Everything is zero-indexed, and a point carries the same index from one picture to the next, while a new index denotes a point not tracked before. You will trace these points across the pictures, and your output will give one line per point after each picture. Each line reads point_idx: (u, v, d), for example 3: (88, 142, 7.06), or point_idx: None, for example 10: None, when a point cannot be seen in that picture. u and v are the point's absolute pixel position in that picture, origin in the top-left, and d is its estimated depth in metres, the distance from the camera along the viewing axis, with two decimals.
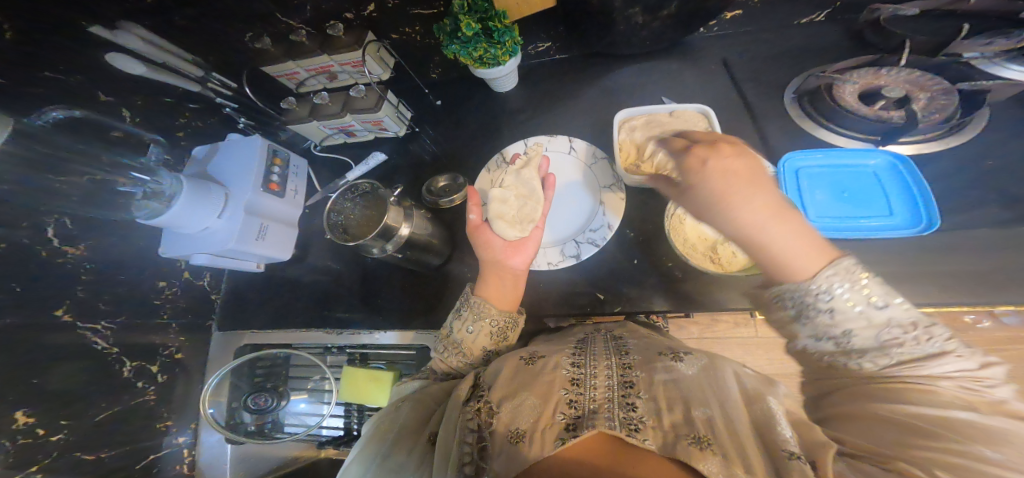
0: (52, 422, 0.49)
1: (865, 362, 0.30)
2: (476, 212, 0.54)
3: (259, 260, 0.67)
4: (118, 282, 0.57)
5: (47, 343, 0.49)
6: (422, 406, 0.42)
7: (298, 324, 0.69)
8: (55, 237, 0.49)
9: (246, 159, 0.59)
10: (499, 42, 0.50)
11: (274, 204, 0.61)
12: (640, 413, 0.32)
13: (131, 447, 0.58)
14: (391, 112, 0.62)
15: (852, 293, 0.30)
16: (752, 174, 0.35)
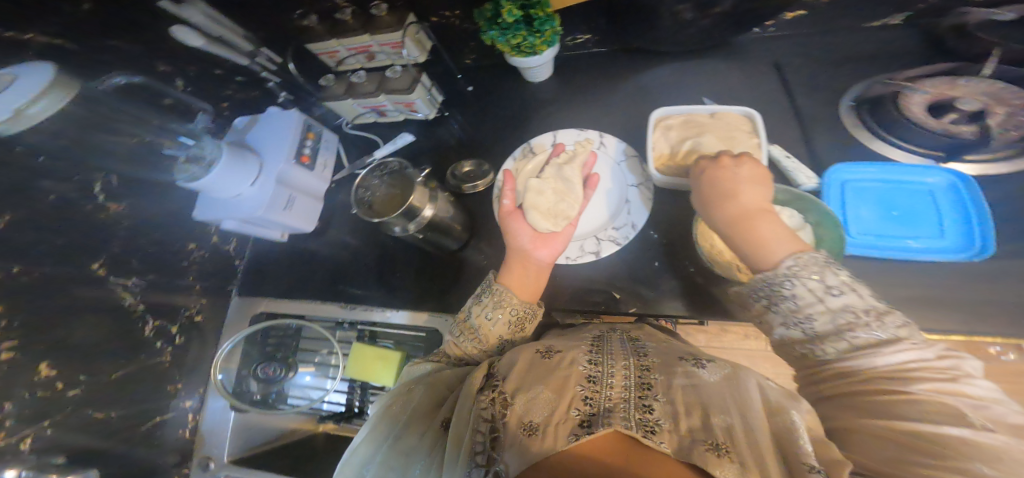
0: (71, 375, 0.51)
1: (827, 348, 0.31)
2: (509, 196, 0.53)
3: (281, 231, 0.68)
4: (150, 242, 0.59)
5: (78, 296, 0.51)
6: (436, 390, 0.44)
7: (313, 296, 0.70)
8: (101, 193, 0.51)
9: (281, 130, 0.61)
10: (539, 32, 0.49)
11: (302, 177, 0.63)
12: (658, 416, 0.32)
13: (145, 404, 0.60)
14: (424, 95, 0.63)
15: (813, 282, 0.33)
16: (744, 178, 0.42)
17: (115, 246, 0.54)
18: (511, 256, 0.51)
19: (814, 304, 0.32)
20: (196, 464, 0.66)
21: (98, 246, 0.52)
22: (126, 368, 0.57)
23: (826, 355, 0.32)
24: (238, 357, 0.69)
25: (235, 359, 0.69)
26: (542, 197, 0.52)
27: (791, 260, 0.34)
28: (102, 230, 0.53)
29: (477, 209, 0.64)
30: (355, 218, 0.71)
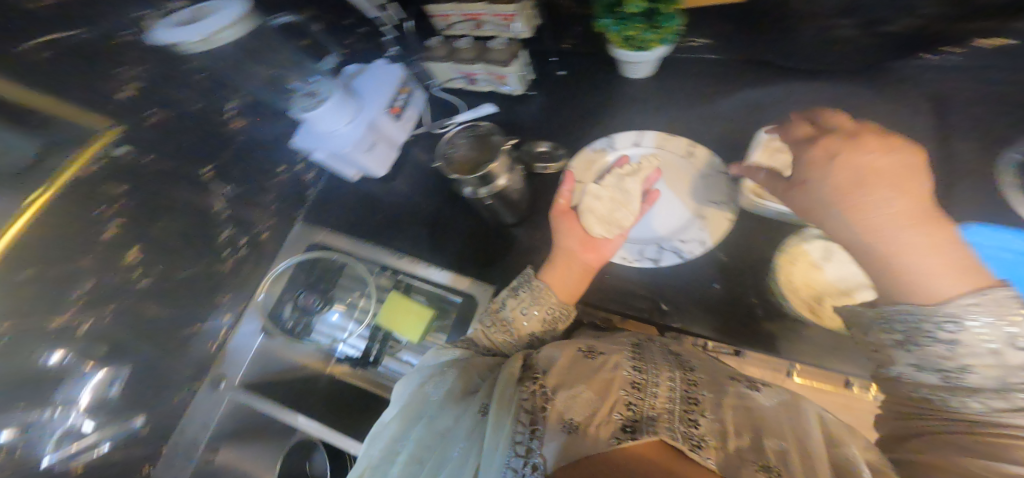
0: (151, 266, 0.56)
1: (972, 400, 0.30)
2: (565, 196, 0.55)
3: (356, 171, 0.71)
4: (242, 157, 0.65)
5: (175, 195, 0.57)
6: (467, 376, 0.44)
7: (366, 237, 0.74)
8: (232, 109, 0.60)
9: (382, 81, 0.64)
10: (659, 28, 0.48)
11: (390, 126, 0.66)
12: (704, 431, 0.31)
13: (204, 301, 0.67)
14: (518, 70, 0.64)
15: (989, 328, 0.29)
16: (895, 172, 0.37)
17: (219, 156, 0.62)
18: (557, 256, 0.53)
19: (976, 355, 0.29)
20: (210, 379, 0.70)
21: (205, 154, 0.59)
22: (197, 266, 0.63)
23: (964, 406, 0.30)
24: (286, 280, 0.74)
25: (278, 285, 0.74)
26: (599, 204, 0.53)
27: (969, 296, 0.30)
28: (214, 137, 0.60)
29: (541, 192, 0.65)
30: (422, 176, 0.74)
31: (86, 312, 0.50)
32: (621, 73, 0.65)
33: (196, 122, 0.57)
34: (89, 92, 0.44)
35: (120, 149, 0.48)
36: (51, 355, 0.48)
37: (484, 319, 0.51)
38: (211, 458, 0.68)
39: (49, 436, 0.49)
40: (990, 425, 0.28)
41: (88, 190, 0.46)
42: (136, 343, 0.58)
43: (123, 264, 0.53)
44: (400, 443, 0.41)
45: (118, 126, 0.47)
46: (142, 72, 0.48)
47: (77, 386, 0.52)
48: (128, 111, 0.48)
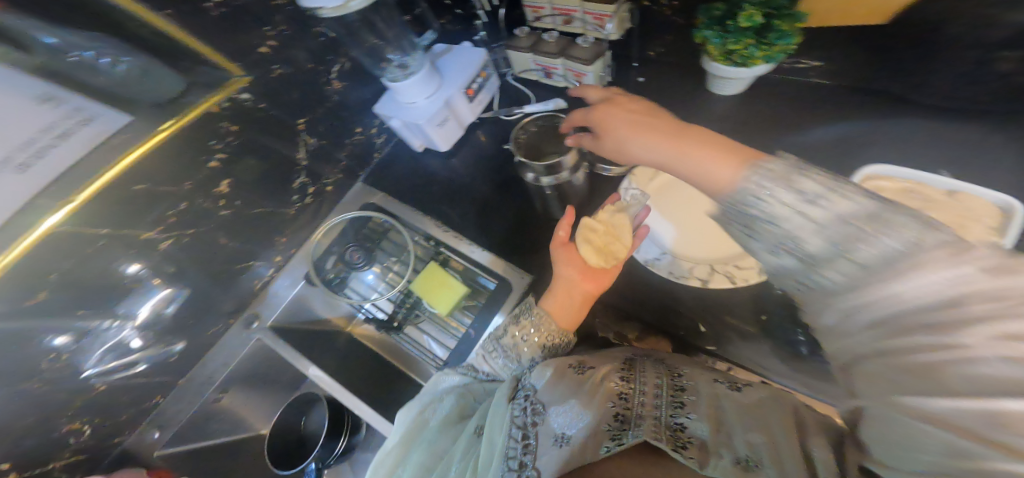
0: (233, 199, 0.63)
1: (830, 273, 0.32)
2: (563, 228, 0.59)
3: (422, 143, 0.76)
4: (332, 113, 0.72)
5: (264, 141, 0.63)
6: (464, 400, 0.57)
7: (418, 207, 0.78)
8: (336, 69, 0.69)
9: (466, 64, 0.69)
10: (766, 44, 0.49)
11: (463, 105, 0.71)
12: (691, 431, 0.39)
13: (265, 239, 0.72)
14: (599, 71, 0.65)
15: (784, 196, 0.33)
16: (647, 110, 0.53)
17: (313, 111, 0.69)
18: (557, 284, 0.56)
19: (796, 223, 0.33)
20: (243, 318, 0.75)
21: (303, 107, 0.67)
22: (268, 206, 0.69)
23: (830, 280, 0.32)
24: (335, 233, 0.77)
25: (329, 237, 0.77)
26: (592, 236, 0.56)
27: (752, 173, 0.36)
28: (313, 93, 0.67)
29: (596, 193, 0.68)
30: (481, 160, 0.78)
31: (173, 230, 0.57)
32: (711, 88, 0.66)
33: (302, 77, 0.64)
34: (234, 42, 0.53)
35: (244, 96, 0.57)
36: (129, 265, 0.55)
37: (486, 344, 0.58)
38: (218, 399, 0.74)
39: (105, 344, 0.57)
40: (884, 318, 0.29)
41: (210, 126, 0.54)
42: (195, 268, 0.64)
43: (215, 193, 0.60)
44: (405, 464, 0.53)
45: (247, 76, 0.56)
46: (282, 33, 0.58)
47: (138, 301, 0.59)
48: (260, 65, 0.57)
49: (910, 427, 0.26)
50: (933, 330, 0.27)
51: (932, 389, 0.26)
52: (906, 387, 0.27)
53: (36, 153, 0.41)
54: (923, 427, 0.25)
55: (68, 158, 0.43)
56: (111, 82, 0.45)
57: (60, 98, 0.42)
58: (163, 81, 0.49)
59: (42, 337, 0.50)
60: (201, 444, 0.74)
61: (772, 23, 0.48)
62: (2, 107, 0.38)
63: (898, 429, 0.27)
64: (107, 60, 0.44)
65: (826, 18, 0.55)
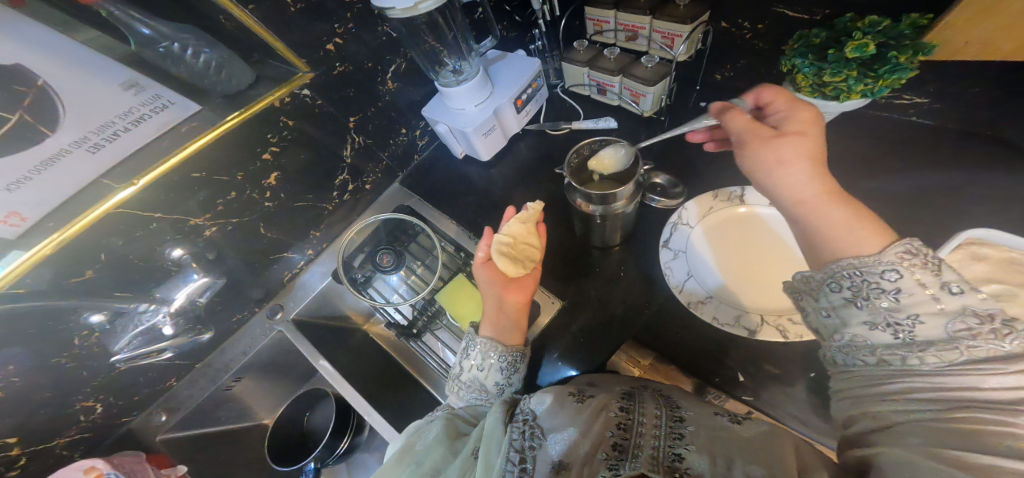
0: (277, 191, 0.65)
1: (928, 357, 0.31)
2: (479, 250, 0.61)
3: (464, 149, 0.77)
4: (387, 111, 0.73)
5: (313, 136, 0.64)
6: (452, 426, 0.51)
7: (452, 213, 0.76)
8: (393, 68, 0.69)
9: (519, 73, 0.70)
10: (867, 76, 0.48)
11: (510, 115, 0.72)
12: (689, 462, 0.35)
13: (301, 231, 0.73)
14: (659, 92, 0.64)
15: (920, 275, 0.33)
16: (809, 128, 0.43)
17: (367, 109, 0.70)
18: (490, 308, 0.57)
19: (916, 299, 0.32)
20: (269, 307, 0.75)
21: (358, 103, 0.68)
22: (308, 199, 0.70)
23: (926, 363, 0.31)
24: (368, 232, 0.77)
25: (362, 237, 0.76)
26: (505, 249, 0.59)
27: (897, 247, 0.34)
28: (369, 91, 0.68)
29: (640, 219, 0.67)
30: (522, 171, 0.77)
31: (220, 217, 0.60)
32: None
33: (360, 75, 0.66)
34: (303, 37, 0.56)
35: (303, 92, 0.59)
36: (174, 249, 0.57)
37: (451, 384, 0.56)
38: (230, 386, 0.72)
39: (136, 327, 0.54)
40: (930, 388, 0.31)
41: (268, 120, 0.57)
42: (233, 254, 0.64)
43: (264, 184, 0.62)
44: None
45: (310, 72, 0.59)
46: (350, 30, 0.60)
47: (178, 285, 0.58)
48: (323, 61, 0.60)
49: (931, 468, 0.27)
50: (992, 409, 0.27)
51: (968, 447, 0.27)
52: (942, 441, 0.28)
53: (111, 135, 0.46)
54: (943, 468, 0.26)
55: (138, 141, 0.48)
56: (193, 72, 0.50)
57: (143, 85, 0.48)
58: (236, 74, 0.54)
59: (81, 312, 0.52)
60: (205, 431, 0.72)
61: (887, 54, 0.47)
62: (90, 94, 0.44)
63: (908, 469, 0.28)
64: (194, 53, 0.49)
65: (959, 52, 0.49)
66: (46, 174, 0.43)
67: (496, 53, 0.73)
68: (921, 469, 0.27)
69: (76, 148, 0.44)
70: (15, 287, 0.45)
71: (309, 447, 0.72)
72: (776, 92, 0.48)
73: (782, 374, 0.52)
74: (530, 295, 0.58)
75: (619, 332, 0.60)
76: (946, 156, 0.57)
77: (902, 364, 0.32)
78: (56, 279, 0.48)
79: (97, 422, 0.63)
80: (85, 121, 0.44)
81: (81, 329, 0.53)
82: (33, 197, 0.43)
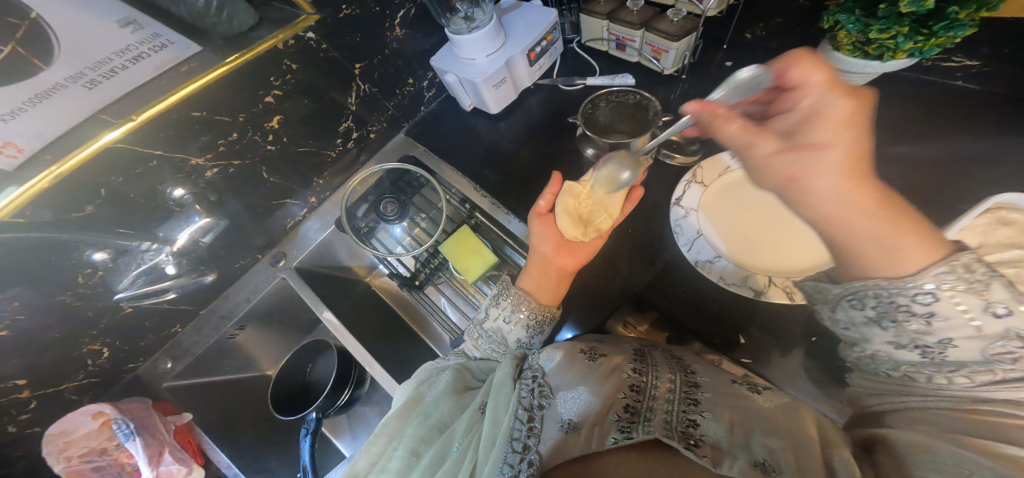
0: (280, 135, 0.63)
1: (958, 376, 0.31)
2: (545, 200, 0.61)
3: (473, 101, 0.74)
4: (396, 59, 0.70)
5: (319, 79, 0.62)
6: (460, 378, 0.53)
7: (458, 167, 0.75)
8: (402, 13, 0.65)
9: (534, 24, 0.66)
10: (918, 34, 0.47)
11: (523, 68, 0.69)
12: (703, 429, 0.36)
13: (302, 178, 0.71)
14: (682, 49, 0.62)
15: (963, 299, 0.29)
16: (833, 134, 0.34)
17: (376, 57, 0.67)
18: (535, 260, 0.58)
19: (954, 325, 0.30)
20: (271, 255, 0.75)
21: (367, 50, 0.65)
22: (311, 146, 0.68)
23: (954, 383, 0.31)
24: (372, 182, 0.76)
25: (366, 186, 0.76)
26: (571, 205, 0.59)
27: (939, 265, 0.30)
28: (376, 37, 0.65)
29: (653, 177, 0.66)
30: (531, 127, 0.75)
31: (220, 160, 0.58)
32: None
33: (366, 19, 0.62)
34: None
35: (309, 35, 0.57)
36: (175, 189, 0.55)
37: (472, 331, 0.58)
38: (233, 335, 0.73)
39: (140, 265, 0.54)
40: (961, 396, 0.31)
41: (272, 63, 0.55)
42: (234, 200, 0.64)
43: (266, 128, 0.60)
44: (401, 437, 0.50)
45: (316, 14, 0.56)
46: None
47: (179, 225, 0.57)
48: (330, 4, 0.56)
49: (952, 451, 0.28)
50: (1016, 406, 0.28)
51: (985, 434, 0.28)
52: (954, 428, 0.29)
53: (107, 72, 0.44)
54: (963, 452, 0.27)
55: (137, 79, 0.47)
56: (192, 12, 0.49)
57: (140, 23, 0.46)
58: (238, 15, 0.51)
59: (84, 249, 0.51)
60: (209, 378, 0.74)
61: (945, 10, 0.44)
62: (87, 31, 0.42)
63: (924, 451, 0.29)
64: None
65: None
66: (40, 106, 0.41)
67: (511, 1, 0.69)
68: (940, 452, 0.28)
69: (71, 83, 0.42)
70: (19, 217, 0.44)
71: (312, 398, 0.74)
72: (802, 68, 0.38)
73: (784, 336, 0.53)
74: (581, 262, 0.57)
75: (621, 291, 0.60)
76: (973, 127, 0.56)
77: (928, 382, 0.33)
78: (59, 213, 0.47)
79: (104, 366, 0.64)
80: (82, 55, 0.42)
81: (84, 266, 0.53)
82: (28, 127, 0.41)
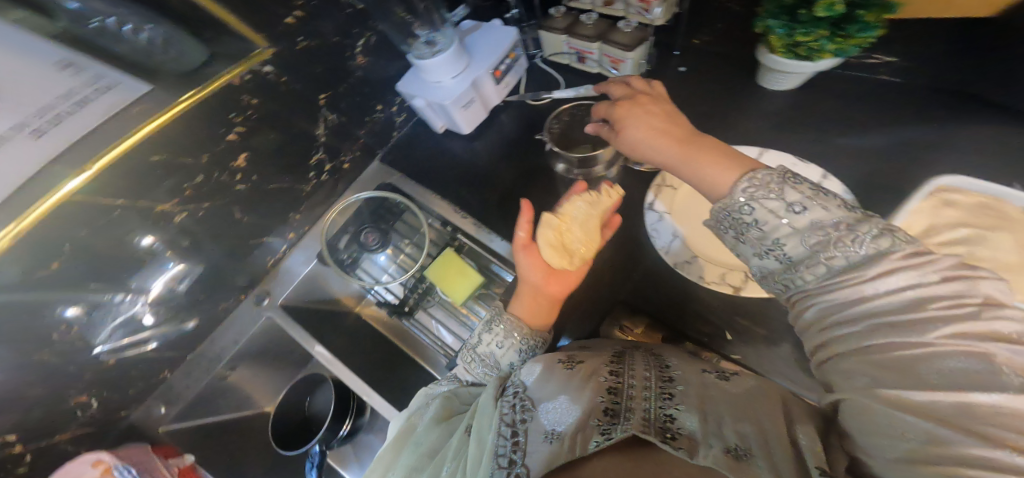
0: (250, 172, 0.63)
1: (805, 273, 0.37)
2: (523, 229, 0.59)
3: (444, 123, 0.75)
4: (361, 88, 0.71)
5: (284, 112, 0.62)
6: (448, 405, 0.53)
7: (435, 189, 0.76)
8: (361, 43, 0.66)
9: (496, 43, 0.67)
10: (837, 36, 0.49)
11: (489, 87, 0.70)
12: (680, 422, 0.36)
13: (272, 216, 0.70)
14: (638, 58, 0.64)
15: (772, 204, 0.39)
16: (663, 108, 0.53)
17: (340, 86, 0.68)
18: (524, 288, 0.58)
19: (781, 230, 0.38)
20: (255, 294, 0.74)
21: (328, 80, 0.66)
22: (283, 180, 0.68)
23: (808, 282, 0.37)
24: (351, 212, 0.76)
25: (345, 216, 0.75)
26: (552, 236, 0.56)
27: (746, 182, 0.41)
28: (340, 69, 0.66)
29: (625, 183, 0.67)
30: (504, 144, 0.76)
31: (189, 203, 0.57)
32: (764, 84, 0.65)
33: (326, 48, 0.62)
34: (265, 13, 0.52)
35: (266, 69, 0.56)
36: (144, 238, 0.55)
37: (465, 356, 0.57)
38: (225, 376, 0.72)
39: (117, 317, 0.57)
40: (854, 315, 0.34)
41: (231, 98, 0.54)
42: (209, 242, 0.63)
43: (232, 166, 0.60)
44: (394, 469, 0.49)
45: (270, 48, 0.55)
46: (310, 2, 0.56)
47: (151, 275, 0.59)
48: (286, 36, 0.56)
49: (888, 416, 0.29)
50: (902, 329, 0.31)
51: (913, 385, 0.29)
52: (879, 380, 0.30)
53: (54, 118, 0.40)
54: (895, 412, 0.29)
55: (88, 123, 0.42)
56: (136, 49, 0.46)
57: (78, 65, 0.43)
58: (187, 52, 0.49)
59: (55, 307, 0.50)
60: (205, 420, 0.72)
61: (855, 13, 0.47)
62: (22, 76, 0.39)
63: (866, 415, 0.30)
64: (129, 28, 0.45)
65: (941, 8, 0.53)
66: None
67: (470, 24, 0.70)
68: (875, 413, 0.30)
69: (14, 134, 0.38)
70: None
71: (313, 432, 0.72)
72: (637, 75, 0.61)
73: (767, 328, 0.54)
74: (569, 288, 0.58)
75: (608, 299, 0.61)
76: (919, 114, 0.59)
77: (797, 285, 0.38)
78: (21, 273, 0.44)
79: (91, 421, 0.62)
80: (20, 104, 0.38)
81: (56, 324, 0.51)
82: None
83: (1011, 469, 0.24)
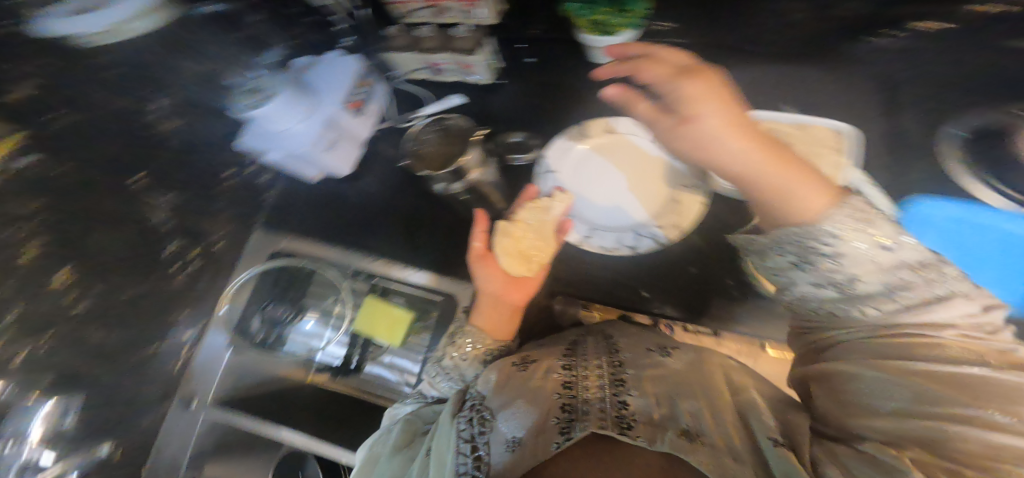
0: (94, 289, 0.53)
1: (869, 306, 0.38)
2: (480, 239, 0.61)
3: (317, 170, 0.70)
4: (198, 160, 0.62)
5: (109, 212, 0.53)
6: (411, 426, 0.52)
7: (334, 240, 0.74)
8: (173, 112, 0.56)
9: (341, 75, 0.62)
10: (619, 12, 0.56)
11: (349, 121, 0.65)
12: (633, 407, 0.39)
13: (145, 330, 0.61)
14: (484, 59, 0.65)
15: (865, 236, 0.37)
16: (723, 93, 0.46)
17: (163, 161, 0.58)
18: (484, 300, 0.58)
19: (859, 263, 0.37)
20: (175, 401, 0.68)
21: (146, 162, 0.56)
22: (144, 285, 0.59)
23: (868, 314, 0.38)
24: (250, 290, 0.73)
25: (242, 297, 0.72)
26: (510, 243, 0.59)
27: (837, 213, 0.39)
28: (142, 141, 0.54)
29: (513, 183, 0.69)
30: (389, 173, 0.74)
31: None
32: (591, 58, 0.68)
33: (119, 126, 0.51)
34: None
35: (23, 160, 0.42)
36: None
37: (430, 370, 0.57)
38: None
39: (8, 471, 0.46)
40: (882, 326, 0.38)
41: None
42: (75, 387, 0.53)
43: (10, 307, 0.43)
44: None
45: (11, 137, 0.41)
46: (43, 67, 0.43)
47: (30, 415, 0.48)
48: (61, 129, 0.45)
49: (877, 384, 0.35)
50: (923, 327, 0.36)
51: (909, 358, 0.35)
52: (878, 357, 0.36)
53: None
54: (883, 379, 0.35)
55: None
56: None
57: None
58: None
59: None
60: None
61: None
62: None
63: (854, 383, 0.36)
64: None
65: None
66: None
67: (302, 60, 0.63)
68: (866, 382, 0.36)
69: None
70: None
71: None
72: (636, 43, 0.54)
73: (670, 281, 0.61)
74: (528, 295, 0.59)
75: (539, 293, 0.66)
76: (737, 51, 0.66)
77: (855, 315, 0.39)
78: None
79: None
80: None
81: None
82: None
83: (988, 424, 0.29)
